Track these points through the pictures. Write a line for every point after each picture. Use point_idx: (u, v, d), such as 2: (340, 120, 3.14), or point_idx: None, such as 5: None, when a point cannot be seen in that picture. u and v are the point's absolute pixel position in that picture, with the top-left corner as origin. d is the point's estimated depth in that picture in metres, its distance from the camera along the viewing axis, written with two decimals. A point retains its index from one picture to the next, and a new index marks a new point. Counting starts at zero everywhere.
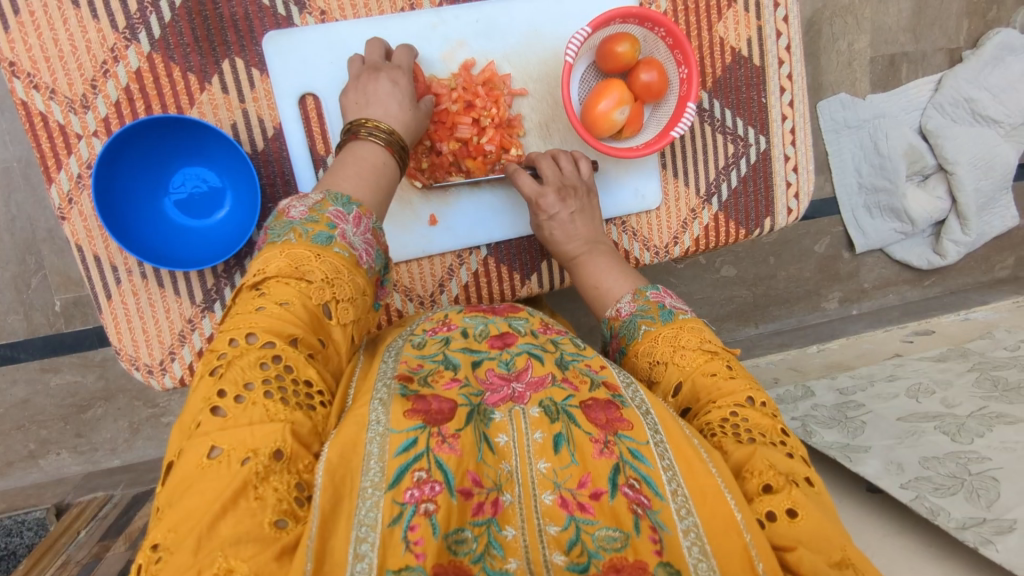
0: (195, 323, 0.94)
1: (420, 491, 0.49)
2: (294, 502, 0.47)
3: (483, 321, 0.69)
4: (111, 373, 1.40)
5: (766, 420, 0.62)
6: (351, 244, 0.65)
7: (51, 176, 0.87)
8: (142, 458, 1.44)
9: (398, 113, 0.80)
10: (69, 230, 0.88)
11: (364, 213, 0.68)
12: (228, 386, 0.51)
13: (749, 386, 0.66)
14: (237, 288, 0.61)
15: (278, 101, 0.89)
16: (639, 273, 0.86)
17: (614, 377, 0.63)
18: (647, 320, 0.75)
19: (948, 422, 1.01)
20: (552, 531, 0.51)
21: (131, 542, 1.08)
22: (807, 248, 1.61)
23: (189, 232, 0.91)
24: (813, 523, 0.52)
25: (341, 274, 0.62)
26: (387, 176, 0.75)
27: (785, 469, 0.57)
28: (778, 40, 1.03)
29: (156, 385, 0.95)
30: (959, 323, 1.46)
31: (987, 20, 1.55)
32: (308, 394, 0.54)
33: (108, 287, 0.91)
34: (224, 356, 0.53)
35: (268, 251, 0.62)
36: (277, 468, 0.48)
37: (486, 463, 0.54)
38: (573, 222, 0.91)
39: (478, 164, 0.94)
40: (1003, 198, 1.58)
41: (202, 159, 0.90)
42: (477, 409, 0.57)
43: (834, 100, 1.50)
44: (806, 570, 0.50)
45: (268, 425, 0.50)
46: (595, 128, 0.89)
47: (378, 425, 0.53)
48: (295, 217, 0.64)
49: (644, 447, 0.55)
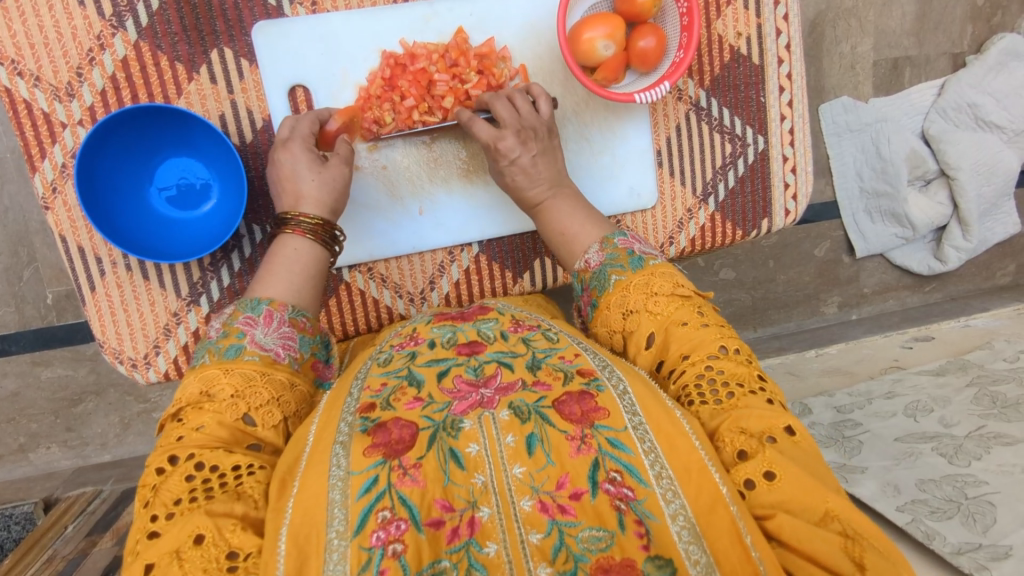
0: (181, 317, 0.92)
1: (386, 532, 0.48)
2: (224, 571, 0.47)
3: (451, 329, 0.69)
4: (102, 367, 1.38)
5: (741, 367, 0.61)
6: (263, 347, 0.66)
7: (34, 165, 0.85)
8: (133, 453, 1.43)
9: (307, 187, 0.79)
10: (52, 220, 0.87)
11: (276, 308, 0.70)
12: (159, 509, 0.52)
13: (720, 328, 0.65)
14: (161, 422, 0.61)
15: (267, 92, 0.88)
16: (605, 218, 0.82)
17: (588, 363, 0.62)
18: (617, 269, 0.73)
19: (946, 444, 0.99)
20: (535, 540, 0.49)
21: (118, 538, 1.06)
22: (806, 252, 1.60)
23: (174, 224, 0.89)
24: (793, 480, 0.52)
25: (254, 381, 0.62)
26: (304, 261, 0.75)
27: (758, 429, 0.56)
28: (778, 38, 1.02)
29: (139, 379, 0.94)
30: (960, 330, 1.44)
31: (991, 24, 1.53)
32: (235, 477, 0.54)
33: (91, 279, 0.89)
34: (152, 485, 0.54)
35: (185, 380, 0.62)
36: (201, 550, 0.48)
37: (456, 484, 0.52)
38: (535, 165, 0.83)
39: (457, 109, 0.88)
40: (1005, 205, 1.57)
41: (188, 150, 0.89)
42: (443, 427, 0.55)
43: (836, 103, 1.49)
44: (790, 535, 0.50)
45: (189, 518, 0.50)
46: (574, 51, 0.87)
47: (340, 469, 0.52)
48: (211, 338, 0.66)
49: (623, 435, 0.54)
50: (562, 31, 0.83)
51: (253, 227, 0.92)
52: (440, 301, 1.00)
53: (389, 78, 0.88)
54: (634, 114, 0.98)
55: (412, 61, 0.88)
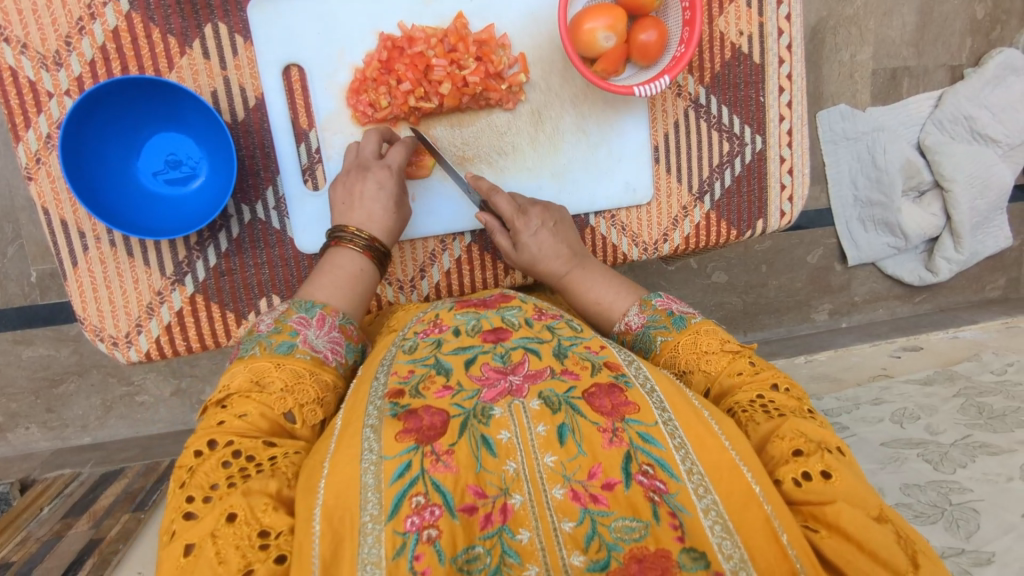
0: (165, 296, 0.91)
1: (420, 518, 0.47)
2: (258, 549, 0.48)
3: (475, 315, 0.67)
4: (86, 349, 1.36)
5: (793, 401, 0.60)
6: (313, 347, 0.66)
7: (18, 134, 0.83)
8: (114, 437, 1.41)
9: (381, 218, 0.82)
10: (35, 191, 0.85)
11: (330, 313, 0.70)
12: (195, 490, 0.52)
13: (775, 373, 0.64)
14: (202, 408, 0.61)
15: (261, 71, 0.87)
16: (638, 285, 0.82)
17: (615, 356, 0.61)
18: (662, 330, 0.71)
19: (931, 450, 0.98)
20: (567, 528, 0.48)
21: (95, 521, 1.03)
22: (799, 258, 1.60)
23: (162, 201, 0.88)
24: (849, 484, 0.51)
25: (302, 377, 0.62)
26: (363, 282, 0.77)
27: (816, 437, 0.55)
28: (780, 38, 1.01)
29: (120, 358, 0.92)
30: (948, 341, 1.44)
31: (989, 39, 1.54)
32: (270, 461, 0.55)
33: (74, 254, 0.88)
34: (190, 466, 0.55)
35: (233, 369, 0.62)
36: (234, 529, 0.48)
37: (488, 471, 0.51)
38: (556, 239, 0.86)
39: (453, 95, 0.87)
40: (997, 219, 1.57)
41: (178, 126, 0.87)
42: (473, 414, 0.54)
43: (834, 111, 1.48)
44: (846, 522, 0.49)
45: (227, 500, 0.50)
46: (574, 41, 0.86)
47: (372, 454, 0.51)
48: (262, 331, 0.67)
49: (653, 429, 0.53)
50: (562, 21, 0.82)
51: (242, 207, 0.91)
52: (430, 290, 0.99)
53: (386, 60, 0.87)
54: (632, 109, 0.97)
55: (409, 44, 0.86)
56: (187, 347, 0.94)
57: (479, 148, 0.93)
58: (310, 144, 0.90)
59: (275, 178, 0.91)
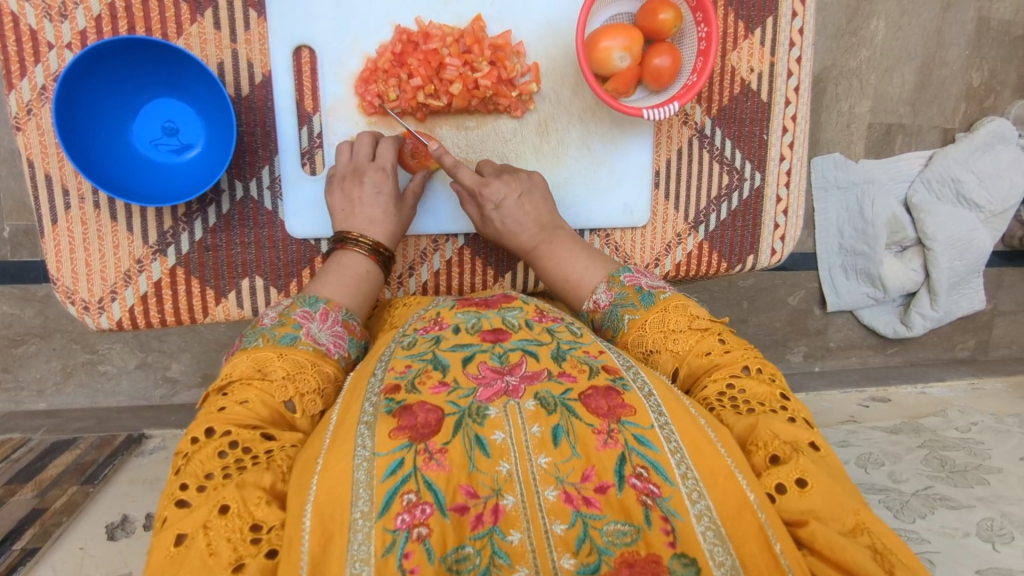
0: (144, 265, 0.89)
1: (411, 515, 0.46)
2: (249, 543, 0.47)
3: (476, 315, 0.67)
4: (52, 311, 1.32)
5: (764, 387, 0.60)
6: (317, 340, 0.67)
7: (11, 82, 0.82)
8: (69, 405, 1.36)
9: (382, 220, 0.84)
10: (22, 142, 0.83)
11: (332, 308, 0.71)
12: (190, 478, 0.52)
13: (746, 352, 0.64)
14: (204, 395, 0.61)
15: (272, 48, 0.86)
16: (606, 257, 0.84)
17: (613, 361, 0.60)
18: (630, 309, 0.73)
19: (893, 498, 0.99)
20: (558, 530, 0.47)
21: (41, 490, 0.95)
22: (780, 298, 1.61)
23: (153, 167, 0.85)
24: (825, 490, 0.50)
25: (305, 368, 0.62)
26: (368, 283, 0.79)
27: (790, 438, 0.55)
28: (788, 79, 1.03)
29: (89, 324, 0.90)
30: (916, 395, 1.46)
31: (983, 107, 1.57)
32: (266, 451, 0.54)
33: (55, 211, 0.85)
34: (186, 453, 0.54)
35: (235, 358, 0.62)
36: (226, 520, 0.48)
37: (481, 470, 0.50)
38: (521, 207, 0.87)
39: (462, 96, 0.87)
40: (973, 281, 1.61)
41: (179, 92, 0.85)
42: (468, 413, 0.53)
43: (828, 158, 1.51)
44: (822, 544, 0.48)
45: (220, 490, 0.50)
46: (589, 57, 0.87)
47: (365, 450, 0.50)
48: (266, 324, 0.66)
49: (650, 432, 0.52)
50: (580, 35, 0.82)
51: (235, 183, 0.89)
52: (417, 288, 0.98)
53: (399, 54, 0.86)
54: (639, 131, 0.97)
55: (424, 40, 0.85)
56: (162, 320, 0.91)
57: (482, 152, 0.93)
58: (313, 128, 0.89)
59: (273, 158, 0.90)
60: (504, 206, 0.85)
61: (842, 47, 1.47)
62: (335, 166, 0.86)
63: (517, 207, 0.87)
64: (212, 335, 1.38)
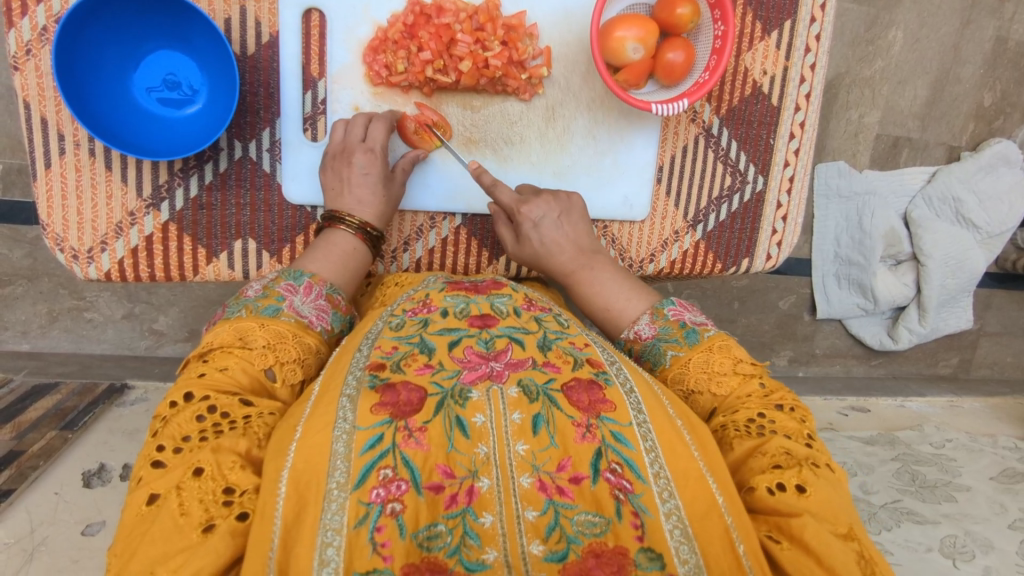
0: (136, 218, 0.88)
1: (386, 490, 0.47)
2: (221, 504, 0.47)
3: (465, 300, 0.66)
4: (41, 254, 1.31)
5: (793, 423, 0.59)
6: (299, 312, 0.66)
7: (12, 20, 0.80)
8: (53, 349, 1.36)
9: (372, 201, 0.83)
10: (19, 83, 0.82)
11: (316, 283, 0.71)
12: (167, 441, 0.52)
13: (787, 394, 0.63)
14: (183, 362, 0.61)
15: (281, 8, 0.84)
16: (650, 289, 0.79)
17: (597, 355, 0.61)
18: (674, 344, 0.69)
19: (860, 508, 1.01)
20: (530, 516, 0.47)
21: (20, 432, 0.94)
22: (771, 301, 1.62)
23: (151, 121, 0.84)
24: (821, 498, 0.51)
25: (285, 338, 0.62)
26: (353, 262, 0.78)
27: (802, 454, 0.55)
28: (800, 85, 1.02)
29: (77, 273, 0.89)
30: (895, 408, 1.48)
31: (991, 127, 1.56)
32: (244, 417, 0.54)
33: (49, 155, 0.84)
34: (165, 417, 0.54)
35: (217, 327, 0.62)
36: (200, 481, 0.48)
37: (459, 452, 0.50)
38: (560, 226, 0.84)
39: (470, 74, 0.85)
40: (962, 301, 1.62)
41: (182, 47, 0.83)
42: (451, 394, 0.54)
43: (832, 166, 1.50)
44: (810, 536, 0.48)
45: (194, 453, 0.50)
46: (603, 45, 0.85)
47: (345, 422, 0.50)
48: (249, 296, 0.66)
49: (627, 430, 0.53)
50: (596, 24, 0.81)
51: (234, 143, 0.88)
52: (410, 264, 0.98)
53: (410, 25, 0.84)
54: (645, 125, 0.96)
55: (438, 13, 0.83)
56: (150, 275, 0.91)
57: (486, 133, 0.92)
58: (317, 94, 0.88)
59: (274, 120, 0.88)
60: (543, 224, 0.83)
61: (858, 55, 1.45)
62: (331, 141, 0.85)
63: (556, 228, 0.84)
64: (201, 291, 1.38)
